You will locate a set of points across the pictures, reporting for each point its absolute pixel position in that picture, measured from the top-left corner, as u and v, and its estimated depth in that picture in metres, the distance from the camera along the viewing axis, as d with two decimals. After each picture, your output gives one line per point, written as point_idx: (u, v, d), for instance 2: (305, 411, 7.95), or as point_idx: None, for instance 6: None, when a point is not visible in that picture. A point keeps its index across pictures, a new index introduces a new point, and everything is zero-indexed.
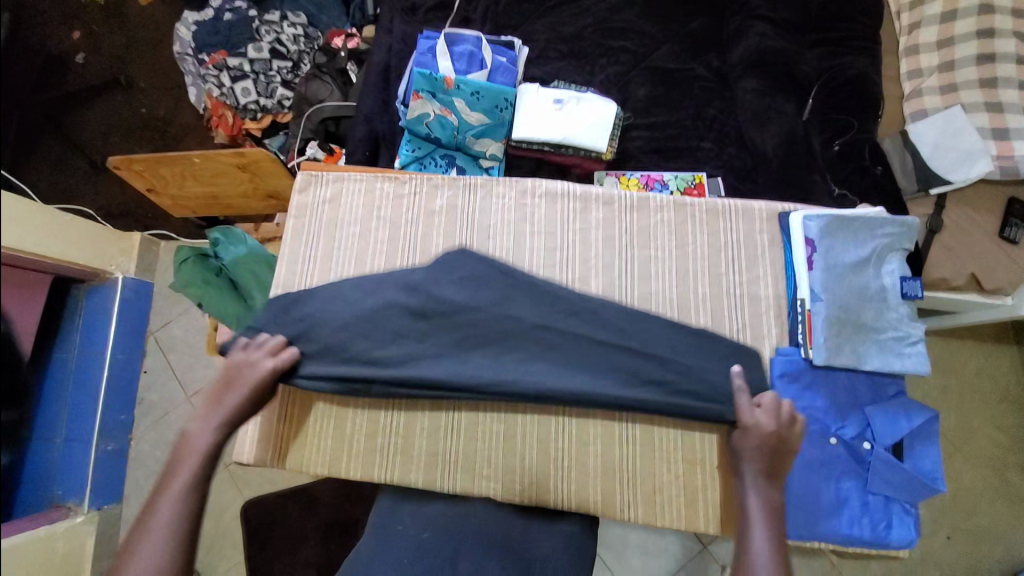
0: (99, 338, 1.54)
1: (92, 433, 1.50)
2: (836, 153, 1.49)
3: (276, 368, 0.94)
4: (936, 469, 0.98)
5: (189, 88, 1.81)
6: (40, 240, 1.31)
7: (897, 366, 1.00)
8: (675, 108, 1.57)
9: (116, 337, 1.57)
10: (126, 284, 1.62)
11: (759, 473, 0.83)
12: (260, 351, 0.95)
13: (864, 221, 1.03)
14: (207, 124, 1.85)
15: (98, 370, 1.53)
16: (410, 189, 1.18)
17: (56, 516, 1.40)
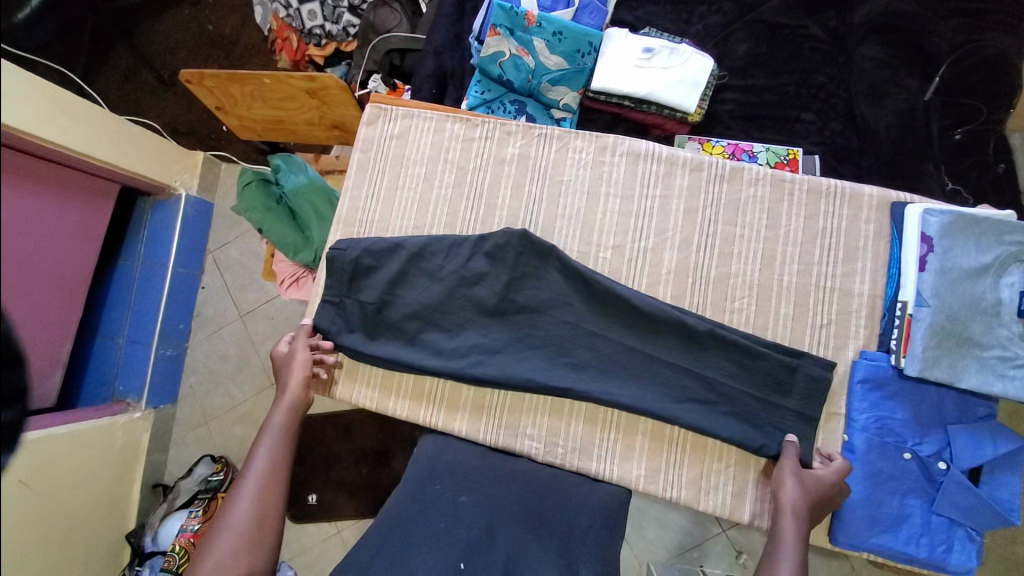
0: (162, 251, 1.59)
1: (153, 336, 1.57)
2: (955, 143, 1.30)
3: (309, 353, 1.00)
4: (1013, 500, 0.89)
5: (257, 6, 1.75)
6: (101, 142, 1.28)
7: (998, 389, 0.88)
8: (776, 71, 1.40)
9: (179, 251, 1.62)
10: (189, 202, 1.64)
11: (795, 542, 0.79)
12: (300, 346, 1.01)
13: (996, 223, 0.89)
14: (270, 47, 1.79)
15: (161, 280, 1.58)
16: (482, 132, 1.10)
17: (116, 409, 1.50)
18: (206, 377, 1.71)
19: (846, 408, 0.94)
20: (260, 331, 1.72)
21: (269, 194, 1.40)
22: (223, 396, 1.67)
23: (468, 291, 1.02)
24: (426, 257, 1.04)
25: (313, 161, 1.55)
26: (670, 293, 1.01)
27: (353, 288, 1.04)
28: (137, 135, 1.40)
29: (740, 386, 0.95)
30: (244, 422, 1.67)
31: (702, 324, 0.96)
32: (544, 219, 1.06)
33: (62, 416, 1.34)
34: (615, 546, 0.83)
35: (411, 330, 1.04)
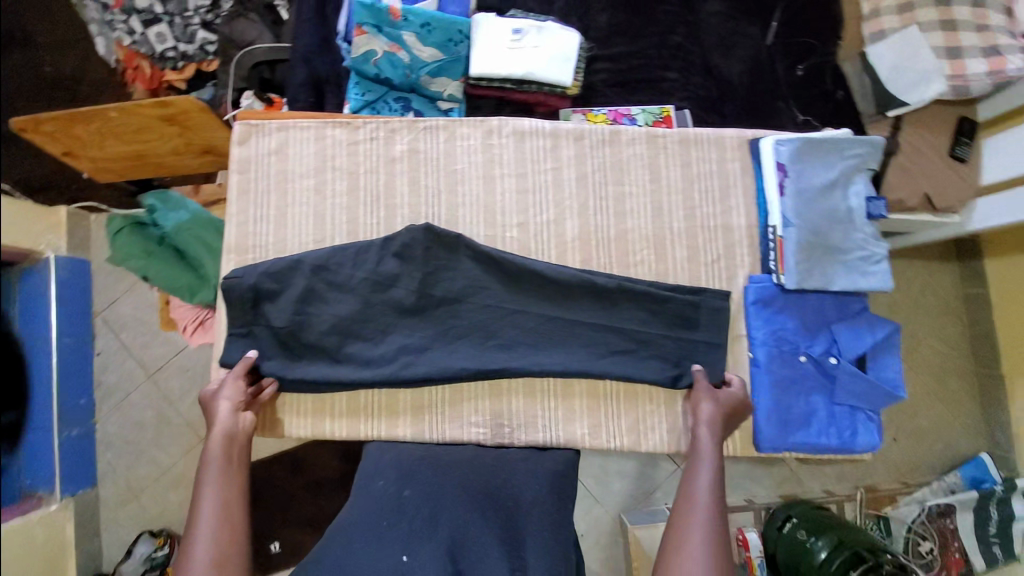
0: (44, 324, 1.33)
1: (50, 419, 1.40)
2: (799, 79, 1.45)
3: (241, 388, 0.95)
4: (897, 377, 1.03)
5: (95, 37, 1.57)
6: None
7: (862, 284, 1.02)
8: (637, 37, 1.50)
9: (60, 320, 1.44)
10: (62, 263, 1.45)
11: (712, 464, 0.89)
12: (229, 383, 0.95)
13: (834, 142, 1.02)
14: (123, 80, 1.64)
15: None
16: (365, 133, 1.07)
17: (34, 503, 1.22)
18: (125, 450, 1.55)
19: (747, 329, 1.04)
20: (175, 388, 1.58)
21: (148, 237, 1.30)
22: (149, 465, 1.53)
23: (383, 295, 1.01)
24: (332, 269, 1.01)
25: (194, 194, 1.44)
26: (579, 258, 1.06)
27: (261, 316, 1.00)
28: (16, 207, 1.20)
29: (655, 331, 1.02)
30: (181, 486, 1.54)
31: (611, 281, 1.02)
32: (446, 210, 1.06)
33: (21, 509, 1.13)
34: (564, 503, 0.89)
35: (332, 347, 1.00)
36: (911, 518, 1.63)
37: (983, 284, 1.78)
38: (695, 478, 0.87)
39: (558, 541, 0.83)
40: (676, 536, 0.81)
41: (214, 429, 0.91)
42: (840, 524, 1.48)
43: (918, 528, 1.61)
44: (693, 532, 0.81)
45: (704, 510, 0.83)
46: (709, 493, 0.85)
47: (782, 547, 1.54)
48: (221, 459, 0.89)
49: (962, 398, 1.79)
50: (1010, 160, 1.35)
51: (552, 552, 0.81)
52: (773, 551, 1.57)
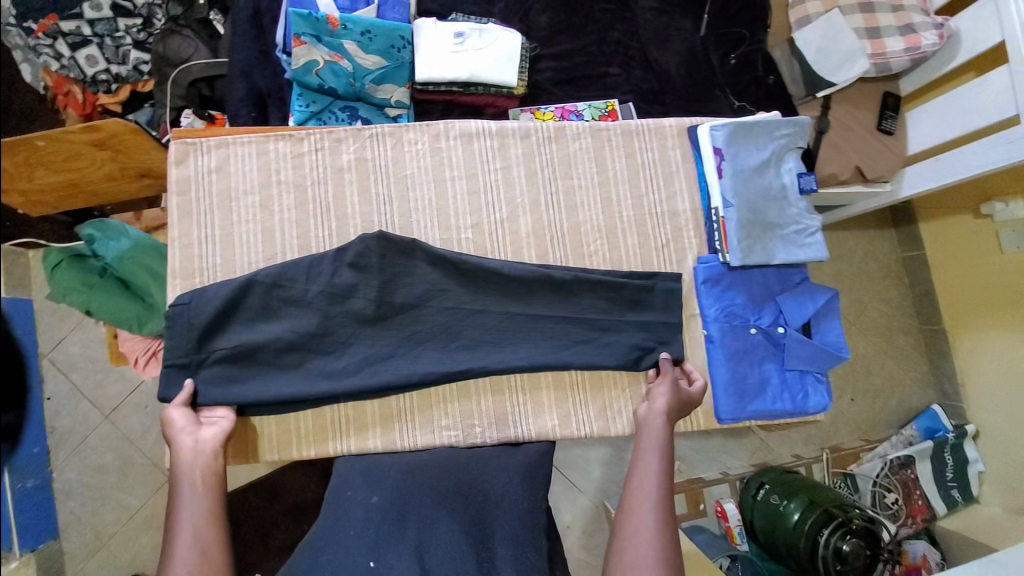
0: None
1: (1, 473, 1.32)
2: (732, 67, 1.53)
3: (195, 420, 0.92)
4: (839, 339, 1.10)
5: (20, 65, 1.50)
6: None
7: (800, 256, 1.08)
8: (578, 34, 1.54)
9: None
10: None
11: (661, 450, 0.92)
12: (186, 415, 0.91)
13: (764, 124, 1.08)
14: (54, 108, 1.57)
15: None
16: (310, 145, 1.07)
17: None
18: (86, 497, 1.47)
19: (699, 307, 1.09)
20: (136, 426, 1.52)
21: (89, 269, 1.25)
22: (114, 510, 1.47)
23: (342, 307, 1.00)
24: (286, 284, 0.99)
25: (135, 221, 1.40)
26: (534, 253, 1.08)
27: (214, 339, 0.97)
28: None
29: (613, 318, 1.05)
30: (152, 526, 1.49)
31: (567, 273, 1.05)
32: (399, 217, 1.07)
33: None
34: (534, 494, 0.91)
35: (292, 364, 0.99)
36: (875, 473, 1.71)
37: (919, 246, 1.90)
38: (644, 465, 0.89)
39: (527, 529, 0.86)
40: (626, 525, 0.82)
41: (181, 462, 0.86)
42: (809, 484, 1.56)
43: (883, 481, 1.69)
44: (642, 519, 0.82)
45: (653, 496, 0.84)
46: (658, 479, 0.87)
47: (757, 513, 1.60)
48: (191, 481, 0.85)
49: (910, 354, 1.92)
50: (928, 130, 1.46)
51: (516, 541, 0.84)
52: (750, 517, 1.63)
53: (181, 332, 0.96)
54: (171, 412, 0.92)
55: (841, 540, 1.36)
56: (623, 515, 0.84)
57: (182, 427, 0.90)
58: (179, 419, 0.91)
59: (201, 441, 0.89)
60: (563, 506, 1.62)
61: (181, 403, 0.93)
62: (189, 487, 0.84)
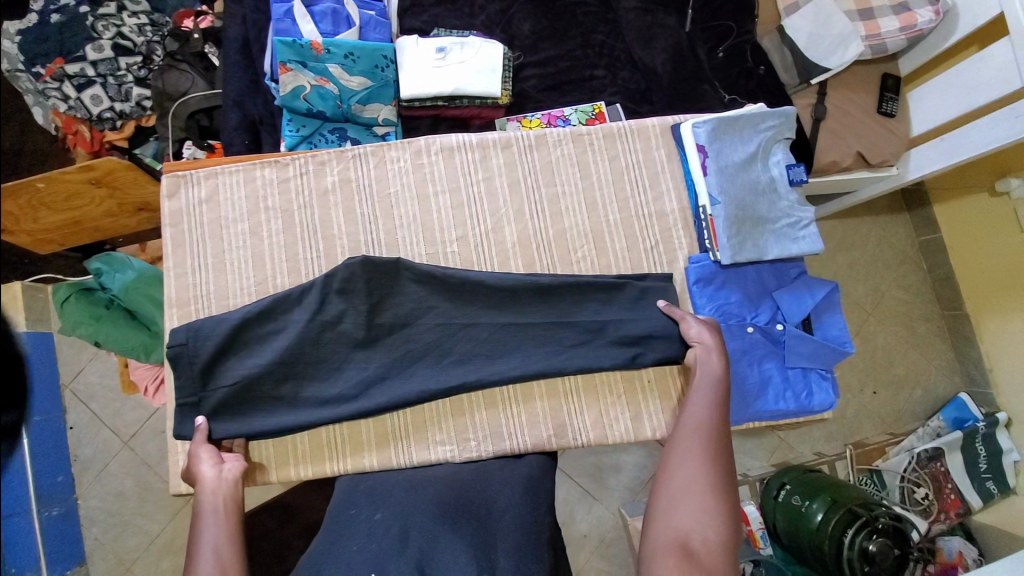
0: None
1: (30, 502, 1.37)
2: (720, 60, 1.50)
3: (214, 454, 0.93)
4: (843, 334, 1.07)
5: (34, 108, 1.57)
6: None
7: (795, 250, 1.05)
8: (563, 39, 1.53)
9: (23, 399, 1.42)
10: (21, 341, 1.44)
11: (714, 387, 0.91)
12: (207, 451, 0.93)
13: (748, 118, 1.05)
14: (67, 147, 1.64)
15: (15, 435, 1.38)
16: (295, 170, 1.08)
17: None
18: (110, 524, 1.51)
19: (693, 308, 1.07)
20: (153, 451, 1.56)
21: (95, 301, 1.31)
22: (136, 534, 1.50)
23: (334, 330, 1.01)
24: (279, 310, 1.01)
25: (140, 253, 1.46)
26: (521, 263, 1.08)
27: (208, 381, 0.98)
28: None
29: (609, 321, 1.03)
30: (172, 550, 1.52)
31: (555, 280, 1.04)
32: (385, 235, 1.07)
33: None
34: (536, 508, 0.89)
35: (288, 394, 1.00)
36: (902, 468, 1.63)
37: (933, 229, 1.84)
38: (692, 408, 0.89)
39: (530, 543, 0.82)
40: (673, 463, 0.82)
41: (201, 490, 0.87)
42: (832, 482, 1.49)
43: (911, 476, 1.61)
44: (689, 453, 0.83)
45: (700, 439, 0.84)
46: (709, 418, 0.87)
47: (779, 513, 1.53)
48: (215, 508, 0.85)
49: (932, 340, 1.85)
50: (930, 110, 1.41)
51: (518, 549, 0.81)
52: (772, 519, 1.56)
53: (178, 360, 0.98)
54: (192, 451, 0.94)
55: (867, 540, 1.33)
56: (675, 446, 0.85)
57: (207, 460, 0.91)
58: (199, 457, 0.92)
59: (223, 470, 0.90)
60: (579, 514, 1.60)
61: (198, 443, 0.94)
62: (213, 514, 0.84)
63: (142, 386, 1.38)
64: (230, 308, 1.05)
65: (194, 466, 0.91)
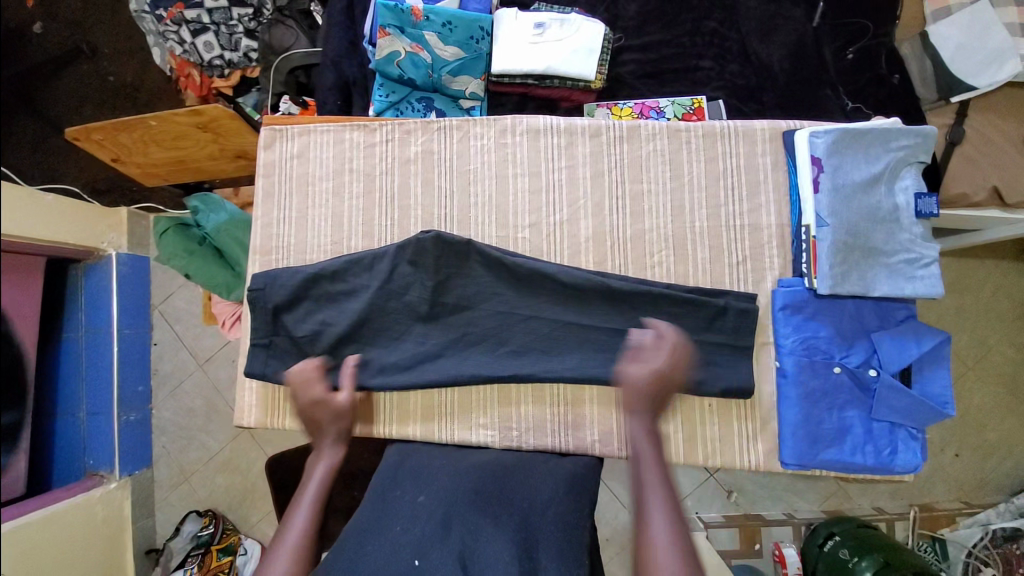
0: (103, 314, 1.52)
1: (111, 404, 1.52)
2: (848, 63, 1.33)
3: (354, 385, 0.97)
4: (946, 392, 0.94)
5: (154, 49, 1.68)
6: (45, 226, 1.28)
7: (908, 290, 0.92)
8: (670, 25, 1.43)
9: (120, 314, 1.55)
10: (123, 260, 1.57)
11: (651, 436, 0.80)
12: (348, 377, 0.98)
13: (878, 133, 0.92)
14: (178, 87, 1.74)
15: (107, 346, 1.52)
16: (382, 136, 1.09)
17: (91, 484, 1.45)
18: (178, 435, 1.67)
19: (774, 335, 0.97)
20: (223, 377, 1.69)
21: (190, 236, 1.39)
22: (197, 449, 1.64)
23: (398, 301, 1.02)
24: (350, 277, 1.03)
25: (233, 196, 1.53)
26: (592, 260, 1.03)
27: (280, 327, 1.02)
28: (56, 203, 1.32)
29: (678, 335, 0.97)
30: (225, 470, 1.64)
31: (626, 284, 0.98)
32: (459, 212, 1.06)
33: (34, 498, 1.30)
34: (579, 513, 0.85)
35: (348, 355, 1.03)
36: (972, 543, 1.44)
37: None
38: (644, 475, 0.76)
39: (572, 545, 0.80)
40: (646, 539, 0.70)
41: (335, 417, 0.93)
42: (887, 544, 1.35)
43: (980, 553, 1.42)
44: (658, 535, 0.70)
45: (660, 499, 0.73)
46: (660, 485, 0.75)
47: (822, 565, 1.42)
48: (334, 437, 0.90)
49: None
50: None
51: (562, 553, 0.78)
52: (813, 569, 1.46)
53: (254, 304, 1.02)
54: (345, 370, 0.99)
55: None
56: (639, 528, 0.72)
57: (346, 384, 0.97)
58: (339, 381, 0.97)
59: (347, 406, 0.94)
60: (606, 516, 1.56)
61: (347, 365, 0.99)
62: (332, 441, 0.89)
63: (220, 319, 1.49)
64: (307, 262, 1.08)
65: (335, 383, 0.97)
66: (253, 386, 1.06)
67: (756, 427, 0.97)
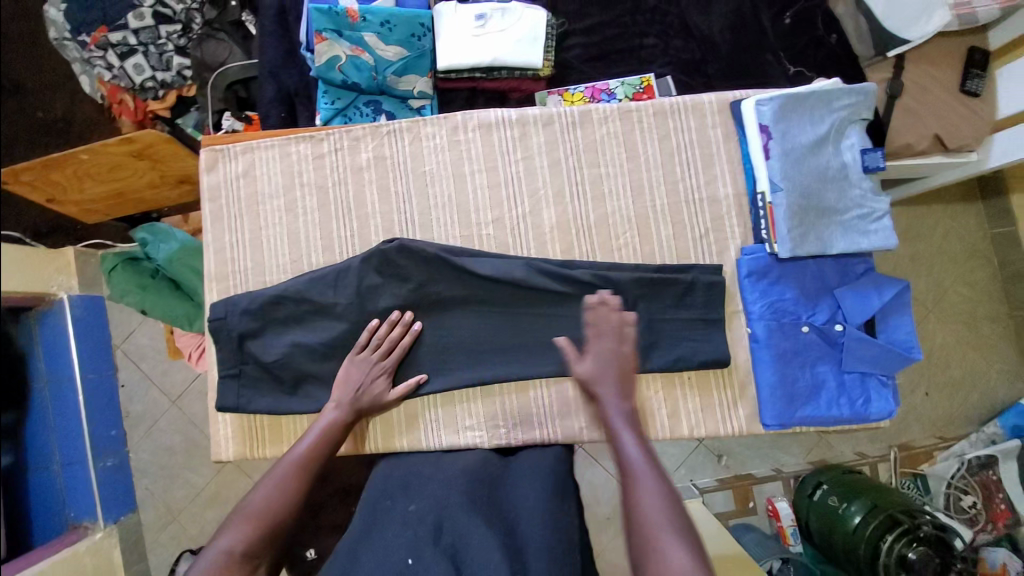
0: (62, 363, 1.45)
1: (85, 453, 1.45)
2: (787, 28, 1.35)
3: (385, 360, 0.96)
4: (911, 337, 0.97)
5: (81, 77, 1.58)
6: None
7: (864, 244, 0.95)
8: (610, 5, 1.42)
9: (81, 359, 1.49)
10: (75, 303, 1.49)
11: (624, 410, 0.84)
12: (377, 349, 0.96)
13: (819, 95, 0.94)
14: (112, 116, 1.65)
15: (73, 394, 1.45)
16: (330, 146, 1.05)
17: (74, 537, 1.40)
18: (160, 475, 1.60)
19: (743, 303, 0.99)
20: (199, 411, 1.63)
21: (140, 270, 1.35)
22: (182, 487, 1.59)
23: (369, 314, 0.99)
24: (314, 296, 0.98)
25: (183, 223, 1.47)
26: (559, 249, 1.02)
27: (248, 355, 0.98)
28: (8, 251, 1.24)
29: (652, 315, 0.98)
30: (214, 505, 1.59)
31: (594, 270, 0.99)
32: (419, 216, 1.04)
33: (18, 561, 1.23)
34: (567, 507, 0.85)
35: (324, 375, 0.99)
36: (950, 474, 1.52)
37: (1010, 222, 1.66)
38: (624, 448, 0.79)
39: (563, 542, 0.79)
40: (635, 510, 0.72)
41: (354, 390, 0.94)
42: (876, 486, 1.41)
43: (958, 483, 1.51)
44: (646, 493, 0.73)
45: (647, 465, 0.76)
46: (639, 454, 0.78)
47: (813, 514, 1.47)
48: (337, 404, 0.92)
49: (996, 343, 1.70)
50: None
51: (551, 552, 0.76)
52: (805, 518, 1.50)
53: (218, 333, 0.98)
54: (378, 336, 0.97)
55: (908, 547, 1.22)
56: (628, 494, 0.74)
57: (374, 354, 0.96)
58: (370, 349, 0.96)
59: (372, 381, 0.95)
60: (602, 498, 1.57)
61: (379, 329, 0.97)
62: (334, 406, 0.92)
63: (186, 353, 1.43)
64: (267, 284, 1.04)
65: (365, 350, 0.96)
66: (226, 417, 1.02)
67: (735, 394, 0.99)
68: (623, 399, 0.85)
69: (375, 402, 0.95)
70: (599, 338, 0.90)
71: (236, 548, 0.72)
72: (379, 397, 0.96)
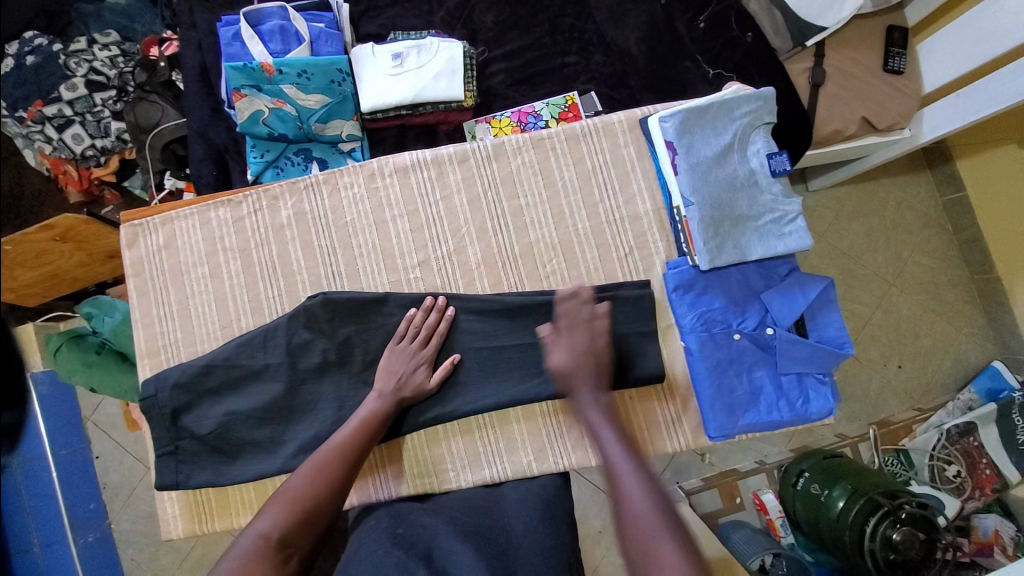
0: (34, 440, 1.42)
1: (64, 531, 1.41)
2: (702, 31, 1.36)
3: (432, 351, 0.95)
4: (841, 333, 0.98)
5: (26, 151, 1.57)
6: None
7: (782, 248, 0.96)
8: (528, 28, 1.43)
9: (52, 434, 1.46)
10: (40, 378, 1.46)
11: (595, 399, 0.82)
12: (415, 339, 0.95)
13: (719, 107, 0.96)
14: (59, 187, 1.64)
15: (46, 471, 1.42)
16: (249, 207, 1.05)
17: None
18: (146, 543, 1.54)
19: (675, 317, 0.99)
20: None
21: (87, 347, 1.29)
22: (169, 551, 1.54)
23: (303, 372, 0.98)
24: (246, 361, 0.97)
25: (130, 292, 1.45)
26: (488, 282, 1.02)
27: (183, 430, 0.97)
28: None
29: None
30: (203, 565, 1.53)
31: (527, 299, 0.98)
32: (345, 266, 1.03)
33: None
34: (555, 530, 0.85)
35: (266, 439, 0.97)
36: (931, 445, 1.50)
37: (958, 187, 1.69)
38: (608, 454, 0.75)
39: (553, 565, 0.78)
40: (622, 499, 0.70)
41: (396, 382, 0.92)
42: (857, 469, 1.37)
43: (940, 454, 1.47)
44: (634, 493, 0.70)
45: (627, 467, 0.73)
46: (621, 452, 0.75)
47: (799, 505, 1.43)
48: (379, 396, 0.91)
49: (962, 309, 1.71)
50: (945, 63, 1.28)
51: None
52: (792, 510, 1.45)
53: (151, 411, 0.96)
54: (418, 325, 0.96)
55: (891, 528, 1.19)
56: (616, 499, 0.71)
57: (413, 344, 0.95)
58: (409, 338, 0.95)
59: (411, 374, 0.93)
60: (591, 510, 1.43)
61: (417, 315, 0.97)
62: (377, 398, 0.90)
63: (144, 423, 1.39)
64: (199, 353, 1.03)
65: (405, 335, 0.96)
66: (173, 494, 1.01)
67: (680, 406, 0.99)
68: (597, 392, 0.83)
69: (419, 391, 0.94)
70: (569, 332, 0.88)
71: (272, 534, 0.71)
72: (421, 386, 0.94)
